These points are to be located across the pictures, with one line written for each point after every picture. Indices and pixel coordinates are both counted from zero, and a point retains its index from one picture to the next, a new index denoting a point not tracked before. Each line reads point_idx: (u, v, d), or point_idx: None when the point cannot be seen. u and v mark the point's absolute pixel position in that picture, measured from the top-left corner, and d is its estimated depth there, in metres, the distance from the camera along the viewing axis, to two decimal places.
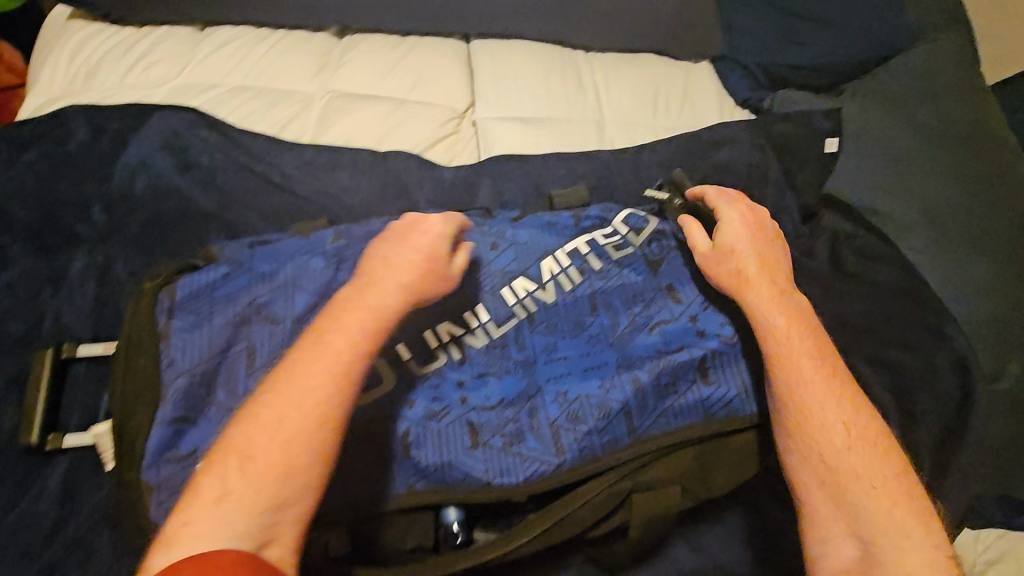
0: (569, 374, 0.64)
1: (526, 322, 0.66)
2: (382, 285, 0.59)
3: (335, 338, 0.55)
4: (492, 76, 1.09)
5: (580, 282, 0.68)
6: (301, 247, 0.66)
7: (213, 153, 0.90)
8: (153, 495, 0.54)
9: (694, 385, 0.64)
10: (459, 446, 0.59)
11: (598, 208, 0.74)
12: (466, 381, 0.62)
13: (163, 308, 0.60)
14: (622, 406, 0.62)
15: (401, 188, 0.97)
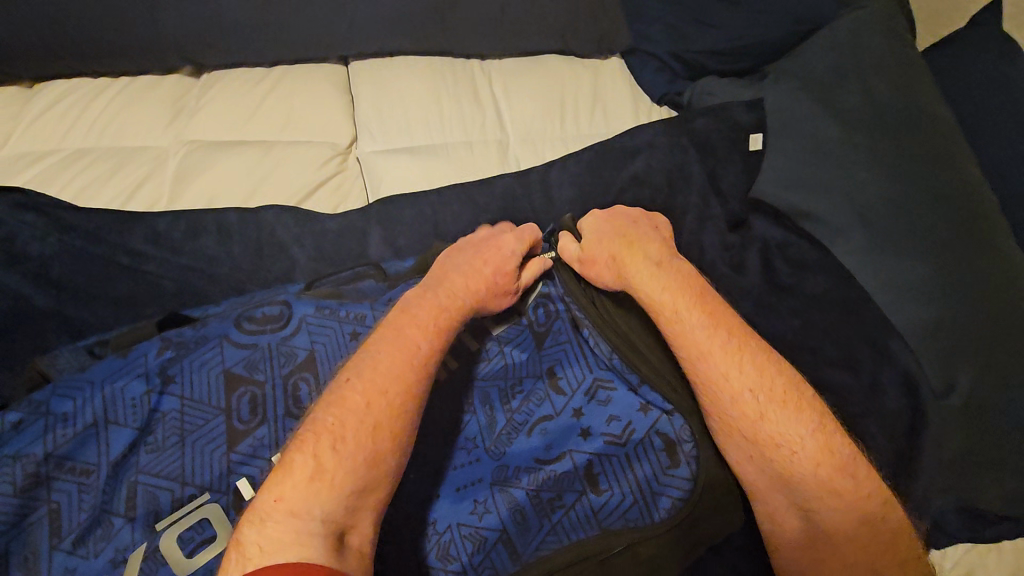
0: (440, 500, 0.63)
1: None
2: (463, 276, 0.66)
3: (423, 323, 0.61)
4: (376, 102, 0.97)
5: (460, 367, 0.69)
6: (110, 372, 0.56)
7: (45, 240, 0.78)
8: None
9: (583, 496, 0.64)
10: None
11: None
12: None
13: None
14: (497, 534, 0.62)
15: (277, 247, 0.85)
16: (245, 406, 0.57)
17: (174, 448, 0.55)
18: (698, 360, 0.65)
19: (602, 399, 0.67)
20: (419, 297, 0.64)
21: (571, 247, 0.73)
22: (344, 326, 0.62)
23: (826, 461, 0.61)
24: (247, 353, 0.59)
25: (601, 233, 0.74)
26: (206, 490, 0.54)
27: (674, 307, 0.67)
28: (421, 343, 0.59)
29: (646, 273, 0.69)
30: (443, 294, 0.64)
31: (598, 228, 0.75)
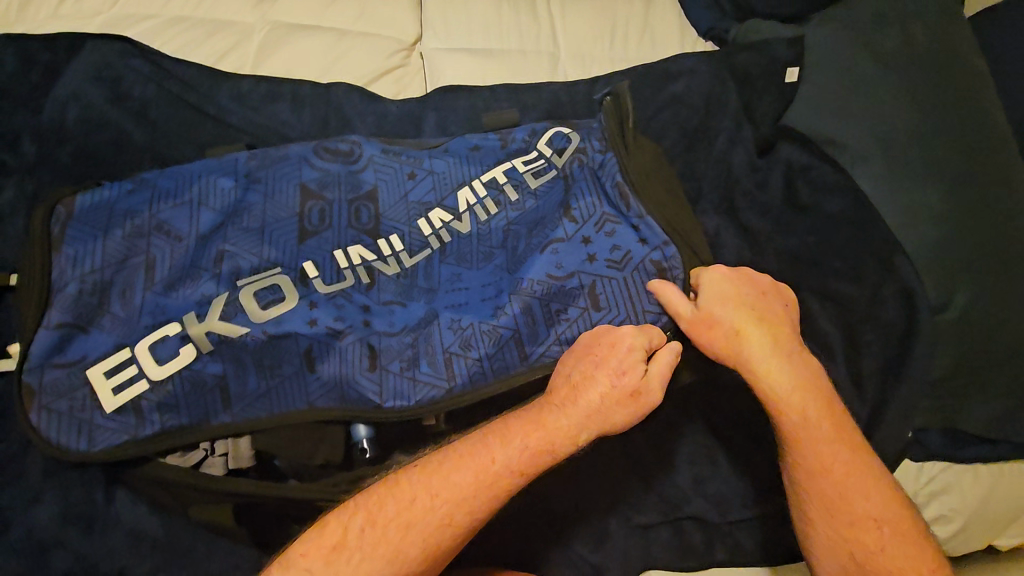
0: (467, 303, 0.62)
1: (437, 252, 0.64)
2: (559, 424, 0.58)
3: (461, 492, 0.55)
4: (440, 6, 1.05)
5: (498, 211, 0.65)
6: (207, 166, 0.65)
7: (146, 84, 0.89)
8: (37, 397, 0.54)
9: (584, 311, 0.64)
10: (358, 366, 0.59)
11: (526, 130, 0.71)
12: (373, 307, 0.61)
13: (58, 219, 0.60)
14: (512, 333, 0.62)
15: (343, 121, 0.95)
16: (315, 217, 0.64)
17: (255, 235, 0.62)
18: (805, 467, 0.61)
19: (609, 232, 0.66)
20: (474, 460, 0.56)
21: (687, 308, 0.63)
22: (404, 166, 0.68)
23: (900, 531, 0.59)
24: (323, 176, 0.67)
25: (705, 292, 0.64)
26: (279, 267, 0.61)
27: (787, 401, 0.62)
28: (448, 521, 0.54)
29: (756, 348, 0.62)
30: (524, 450, 0.57)
31: (725, 297, 0.64)
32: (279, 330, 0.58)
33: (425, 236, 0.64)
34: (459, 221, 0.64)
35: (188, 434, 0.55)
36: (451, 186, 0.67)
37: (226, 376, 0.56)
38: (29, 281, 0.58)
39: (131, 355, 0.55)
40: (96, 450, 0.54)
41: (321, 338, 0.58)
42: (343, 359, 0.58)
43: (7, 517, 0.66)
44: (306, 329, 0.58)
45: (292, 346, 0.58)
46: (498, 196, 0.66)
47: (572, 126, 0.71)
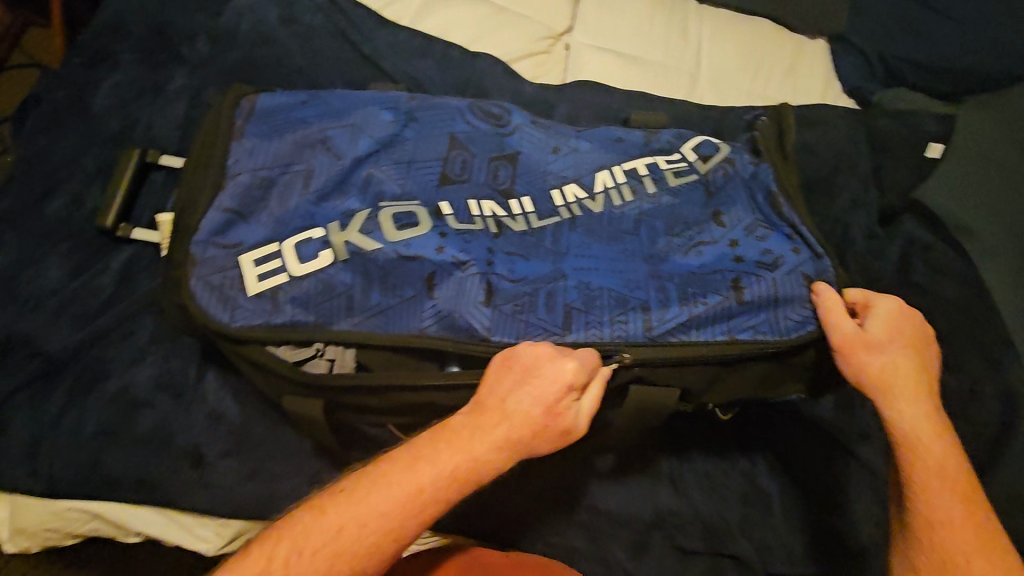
0: (595, 270, 0.60)
1: (567, 222, 0.64)
2: (485, 447, 0.52)
3: (387, 522, 0.49)
4: (597, 5, 1.07)
5: (633, 199, 0.65)
6: (374, 97, 0.70)
7: (316, 14, 0.95)
8: (196, 268, 0.59)
9: (725, 298, 0.58)
10: (472, 298, 0.59)
11: (672, 133, 0.72)
12: (496, 253, 0.61)
13: (240, 112, 0.65)
14: (641, 302, 0.58)
15: (481, 90, 0.98)
16: (457, 165, 0.67)
17: (405, 166, 0.66)
18: (941, 528, 0.53)
19: (760, 238, 0.61)
20: (401, 487, 0.50)
21: (846, 324, 0.57)
22: (549, 140, 0.71)
23: None
24: (473, 130, 0.70)
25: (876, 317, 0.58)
26: (419, 201, 0.64)
27: (938, 452, 0.55)
28: (372, 554, 0.49)
29: (910, 387, 0.56)
30: (452, 475, 0.51)
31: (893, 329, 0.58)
32: (408, 251, 0.60)
33: (556, 206, 0.66)
34: (593, 199, 0.65)
35: (311, 331, 0.58)
36: (590, 167, 0.68)
37: (354, 284, 0.59)
38: (208, 161, 0.63)
39: (279, 250, 0.60)
40: (234, 327, 0.58)
41: (443, 270, 0.60)
42: (460, 289, 0.59)
43: (111, 365, 0.72)
44: (431, 255, 0.60)
45: (414, 271, 0.60)
46: (636, 186, 0.66)
47: (720, 138, 0.70)
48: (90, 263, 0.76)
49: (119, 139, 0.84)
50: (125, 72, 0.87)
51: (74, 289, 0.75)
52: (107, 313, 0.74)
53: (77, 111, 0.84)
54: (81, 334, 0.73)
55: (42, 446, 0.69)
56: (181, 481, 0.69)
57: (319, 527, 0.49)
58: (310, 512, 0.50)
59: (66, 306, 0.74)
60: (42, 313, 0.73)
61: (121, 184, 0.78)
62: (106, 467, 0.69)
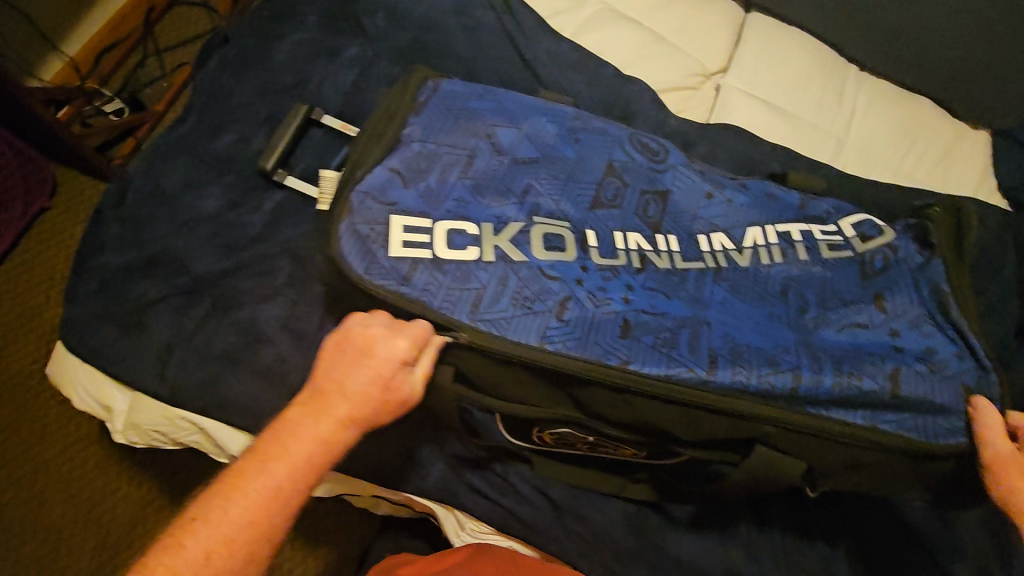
0: (740, 326, 0.59)
1: (712, 270, 0.64)
2: (329, 428, 0.54)
3: (255, 527, 0.50)
4: (757, 51, 1.06)
5: (781, 262, 0.64)
6: (545, 107, 0.72)
7: (488, 11, 0.98)
8: (350, 215, 0.61)
9: (880, 386, 0.56)
10: (608, 333, 0.58)
11: (832, 204, 0.70)
12: (635, 289, 0.62)
13: (428, 89, 0.69)
14: (791, 369, 0.56)
15: (626, 113, 1.00)
16: (610, 192, 0.68)
17: (561, 182, 0.68)
18: None
19: (924, 334, 0.59)
20: (256, 492, 0.50)
21: (1004, 448, 0.54)
22: (702, 184, 0.71)
23: None
24: (629, 161, 0.71)
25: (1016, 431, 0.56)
26: (569, 224, 0.65)
27: None
28: (248, 559, 0.49)
29: None
30: (309, 460, 0.53)
31: None
32: (552, 272, 0.61)
33: (702, 251, 0.66)
34: (741, 253, 0.65)
35: (441, 310, 0.59)
36: (743, 221, 0.69)
37: (490, 284, 0.60)
38: (384, 126, 0.67)
39: (432, 227, 0.62)
40: (367, 280, 0.59)
41: (582, 296, 0.60)
42: (592, 326, 0.59)
43: (246, 297, 0.77)
44: (571, 283, 0.61)
45: (554, 289, 0.60)
46: (786, 249, 0.66)
47: (884, 223, 0.68)
48: (246, 199, 0.82)
49: (290, 91, 0.89)
50: (307, 32, 0.93)
51: (228, 220, 0.81)
52: (253, 249, 0.80)
53: (260, 60, 0.91)
54: (227, 262, 0.79)
55: (175, 354, 0.75)
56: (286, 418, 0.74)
57: (181, 558, 0.47)
58: (166, 550, 0.48)
59: (218, 234, 0.80)
60: (198, 235, 0.80)
61: (287, 134, 0.84)
62: (225, 388, 0.74)
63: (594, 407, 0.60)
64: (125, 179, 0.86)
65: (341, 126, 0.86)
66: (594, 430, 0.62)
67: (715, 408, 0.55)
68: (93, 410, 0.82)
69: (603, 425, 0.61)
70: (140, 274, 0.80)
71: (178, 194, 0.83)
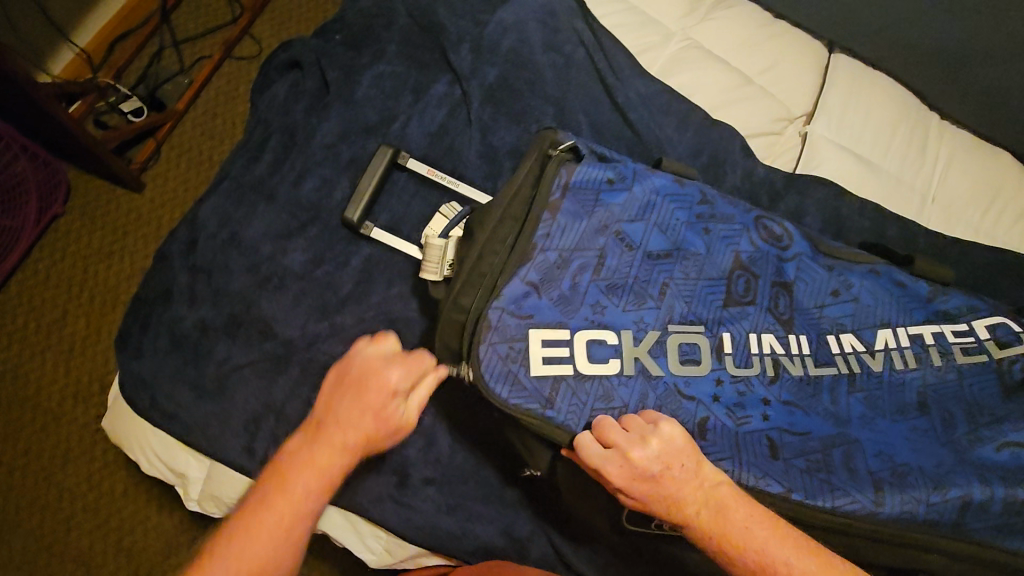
0: (894, 444, 0.56)
1: (845, 378, 0.62)
2: (323, 452, 0.50)
3: (256, 564, 0.45)
4: (844, 97, 1.03)
5: (915, 368, 0.63)
6: (671, 194, 0.67)
7: (578, 47, 0.93)
8: (488, 333, 0.57)
9: None
10: (757, 453, 0.56)
11: (964, 302, 0.68)
12: (772, 402, 0.59)
13: (558, 183, 0.63)
14: (962, 499, 0.53)
15: (715, 161, 0.96)
16: (741, 287, 0.65)
17: (693, 278, 0.64)
18: None
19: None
20: (254, 525, 0.46)
21: None
22: (830, 281, 0.68)
23: None
24: (755, 251, 0.68)
25: (671, 465, 0.49)
26: (702, 325, 0.62)
27: None
28: None
29: None
30: (305, 491, 0.49)
31: None
32: (689, 390, 0.58)
33: (833, 355, 0.64)
34: (874, 357, 0.63)
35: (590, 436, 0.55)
36: (873, 321, 0.66)
37: (633, 402, 0.57)
38: (519, 215, 0.63)
39: (572, 338, 0.58)
40: (511, 405, 0.56)
41: (722, 413, 0.58)
42: (741, 444, 0.56)
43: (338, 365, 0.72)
44: (710, 401, 0.58)
45: (693, 405, 0.58)
46: (919, 353, 0.64)
47: (1017, 323, 0.66)
48: (334, 254, 0.77)
49: (374, 131, 0.84)
50: (390, 64, 0.87)
51: (317, 276, 0.76)
52: (345, 310, 0.75)
53: (340, 94, 0.85)
54: (318, 325, 0.74)
55: (264, 428, 0.70)
56: (383, 494, 0.70)
57: None
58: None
59: (307, 293, 0.75)
60: (283, 294, 0.75)
61: (372, 181, 0.79)
62: None
63: None
64: (196, 224, 0.79)
65: (429, 172, 0.80)
66: None
67: (883, 540, 0.53)
68: (163, 476, 0.76)
69: None
70: (220, 335, 0.74)
71: (259, 247, 0.77)
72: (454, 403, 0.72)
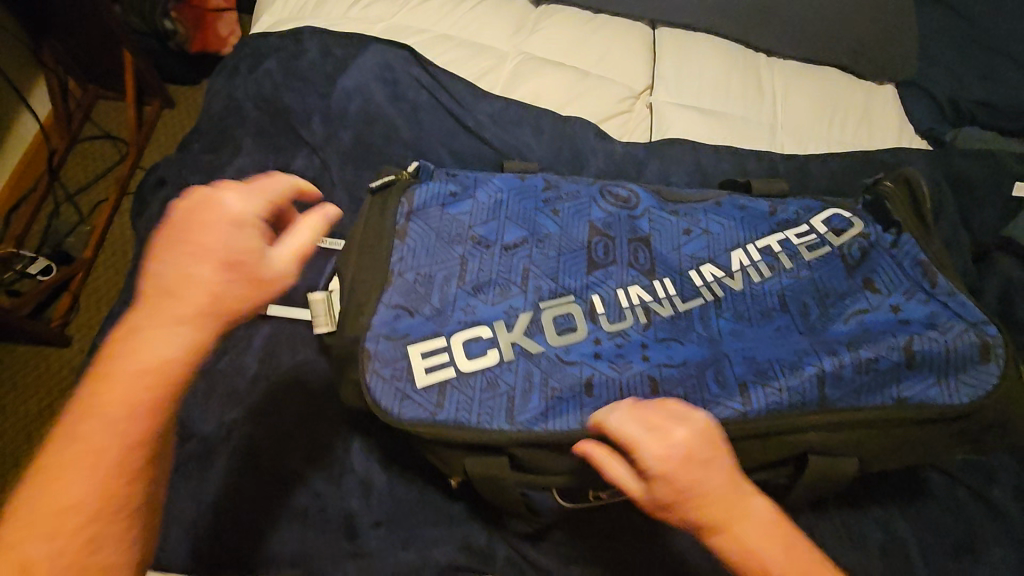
0: (757, 345, 0.62)
1: (712, 304, 0.67)
2: (184, 297, 0.44)
3: (117, 425, 0.43)
4: (675, 64, 1.12)
5: (771, 275, 0.68)
6: (516, 190, 0.72)
7: (419, 90, 1.00)
8: (370, 361, 0.61)
9: (897, 368, 0.56)
10: (638, 392, 0.61)
11: (800, 205, 0.74)
12: (649, 343, 0.64)
13: (401, 210, 0.68)
14: (816, 373, 0.57)
15: (575, 152, 1.02)
16: (601, 251, 0.70)
17: (554, 256, 0.69)
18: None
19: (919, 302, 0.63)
20: (118, 380, 0.43)
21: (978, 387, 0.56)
22: (680, 222, 0.74)
23: None
24: (607, 217, 0.73)
25: (711, 450, 0.51)
26: (571, 294, 0.67)
27: None
28: (142, 445, 0.44)
29: None
30: (166, 351, 0.44)
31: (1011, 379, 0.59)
32: (570, 355, 0.63)
33: (697, 287, 0.68)
34: (733, 278, 0.68)
35: (475, 431, 0.58)
36: (724, 246, 0.72)
37: (519, 384, 0.60)
38: (370, 247, 0.66)
39: (447, 344, 0.62)
40: (403, 420, 0.59)
41: (605, 366, 0.62)
42: (623, 388, 0.61)
43: (262, 445, 0.74)
44: (591, 360, 0.63)
45: (577, 368, 0.62)
46: (772, 262, 0.69)
47: (849, 210, 0.72)
48: (233, 340, 0.80)
49: None
50: (250, 156, 0.93)
51: (223, 365, 0.78)
52: (256, 388, 0.77)
53: None
54: (234, 410, 0.76)
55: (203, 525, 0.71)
56: (336, 555, 0.70)
57: (54, 464, 0.42)
58: (42, 464, 0.42)
59: (216, 384, 0.77)
60: (192, 395, 0.76)
61: None
62: (265, 544, 0.70)
63: None
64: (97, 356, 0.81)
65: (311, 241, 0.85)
66: None
67: (756, 433, 0.57)
68: None
69: None
70: None
71: None
72: (383, 444, 0.75)
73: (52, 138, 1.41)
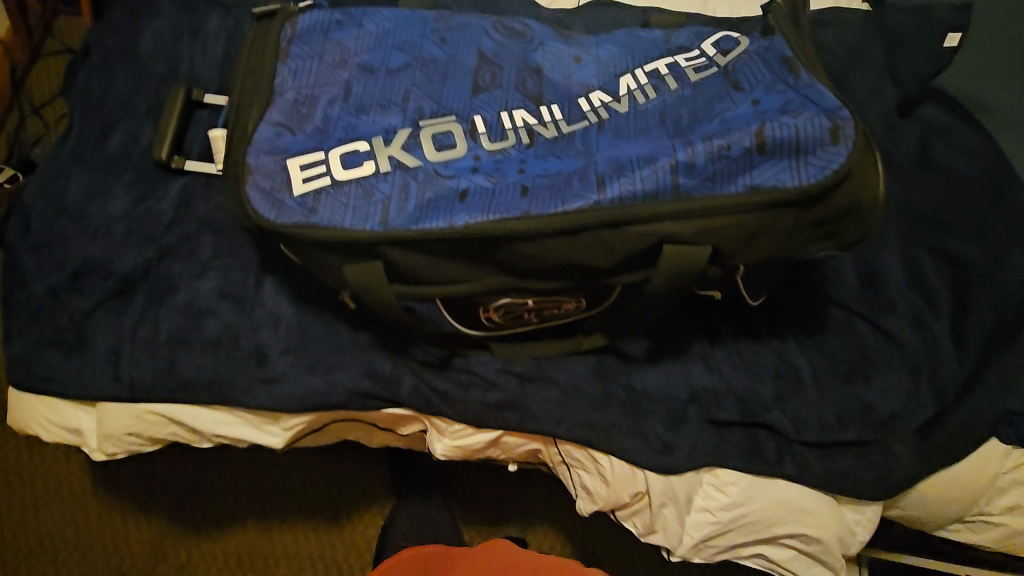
0: (625, 148, 0.64)
1: (596, 126, 0.67)
2: None
3: None
4: None
5: (655, 97, 0.68)
6: (404, 21, 0.73)
7: None
8: (251, 173, 0.63)
9: (747, 151, 0.61)
10: (509, 197, 0.62)
11: (692, 34, 0.73)
12: (528, 160, 0.65)
13: (286, 37, 0.69)
14: (670, 161, 0.61)
15: None
16: (487, 76, 0.70)
17: (438, 81, 0.69)
18: None
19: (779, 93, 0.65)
20: None
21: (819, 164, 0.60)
22: (572, 52, 0.73)
23: None
24: (500, 48, 0.73)
25: None
26: (453, 115, 0.68)
27: None
28: None
29: None
30: None
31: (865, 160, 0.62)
32: (447, 170, 0.64)
33: (584, 111, 0.68)
34: (619, 102, 0.68)
35: (347, 233, 0.61)
36: (614, 73, 0.71)
37: (394, 193, 0.62)
38: (258, 74, 0.68)
39: (324, 158, 0.64)
40: (280, 224, 0.62)
41: (480, 179, 0.63)
42: (495, 198, 0.62)
43: (180, 281, 0.79)
44: (468, 175, 0.64)
45: (453, 182, 0.63)
46: (658, 84, 0.69)
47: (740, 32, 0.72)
48: (152, 190, 0.84)
49: (165, 80, 0.89)
50: (163, 17, 0.92)
51: (141, 212, 0.82)
52: (173, 231, 0.81)
53: (125, 56, 0.90)
54: (153, 251, 0.80)
55: (123, 353, 0.77)
56: (247, 377, 0.75)
57: None
58: None
59: (136, 228, 0.81)
60: (115, 238, 0.81)
61: (172, 114, 0.83)
62: (180, 367, 0.76)
63: (517, 266, 0.64)
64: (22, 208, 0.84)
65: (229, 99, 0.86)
66: (521, 288, 0.66)
67: (610, 222, 0.60)
68: (65, 441, 0.81)
69: (536, 282, 0.66)
70: (68, 292, 0.79)
71: (82, 206, 0.82)
72: (291, 281, 0.79)
73: (13, 51, 1.32)
